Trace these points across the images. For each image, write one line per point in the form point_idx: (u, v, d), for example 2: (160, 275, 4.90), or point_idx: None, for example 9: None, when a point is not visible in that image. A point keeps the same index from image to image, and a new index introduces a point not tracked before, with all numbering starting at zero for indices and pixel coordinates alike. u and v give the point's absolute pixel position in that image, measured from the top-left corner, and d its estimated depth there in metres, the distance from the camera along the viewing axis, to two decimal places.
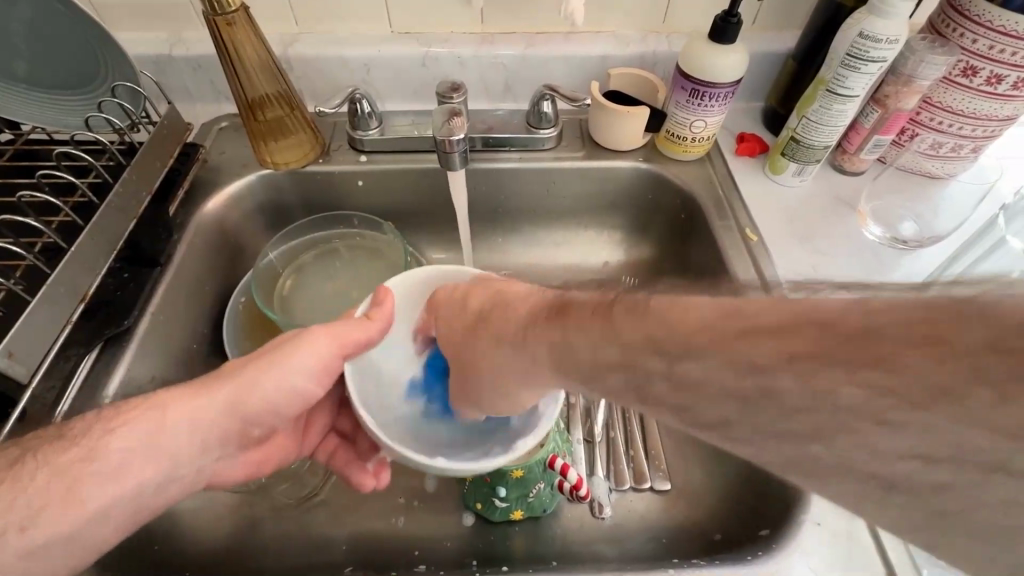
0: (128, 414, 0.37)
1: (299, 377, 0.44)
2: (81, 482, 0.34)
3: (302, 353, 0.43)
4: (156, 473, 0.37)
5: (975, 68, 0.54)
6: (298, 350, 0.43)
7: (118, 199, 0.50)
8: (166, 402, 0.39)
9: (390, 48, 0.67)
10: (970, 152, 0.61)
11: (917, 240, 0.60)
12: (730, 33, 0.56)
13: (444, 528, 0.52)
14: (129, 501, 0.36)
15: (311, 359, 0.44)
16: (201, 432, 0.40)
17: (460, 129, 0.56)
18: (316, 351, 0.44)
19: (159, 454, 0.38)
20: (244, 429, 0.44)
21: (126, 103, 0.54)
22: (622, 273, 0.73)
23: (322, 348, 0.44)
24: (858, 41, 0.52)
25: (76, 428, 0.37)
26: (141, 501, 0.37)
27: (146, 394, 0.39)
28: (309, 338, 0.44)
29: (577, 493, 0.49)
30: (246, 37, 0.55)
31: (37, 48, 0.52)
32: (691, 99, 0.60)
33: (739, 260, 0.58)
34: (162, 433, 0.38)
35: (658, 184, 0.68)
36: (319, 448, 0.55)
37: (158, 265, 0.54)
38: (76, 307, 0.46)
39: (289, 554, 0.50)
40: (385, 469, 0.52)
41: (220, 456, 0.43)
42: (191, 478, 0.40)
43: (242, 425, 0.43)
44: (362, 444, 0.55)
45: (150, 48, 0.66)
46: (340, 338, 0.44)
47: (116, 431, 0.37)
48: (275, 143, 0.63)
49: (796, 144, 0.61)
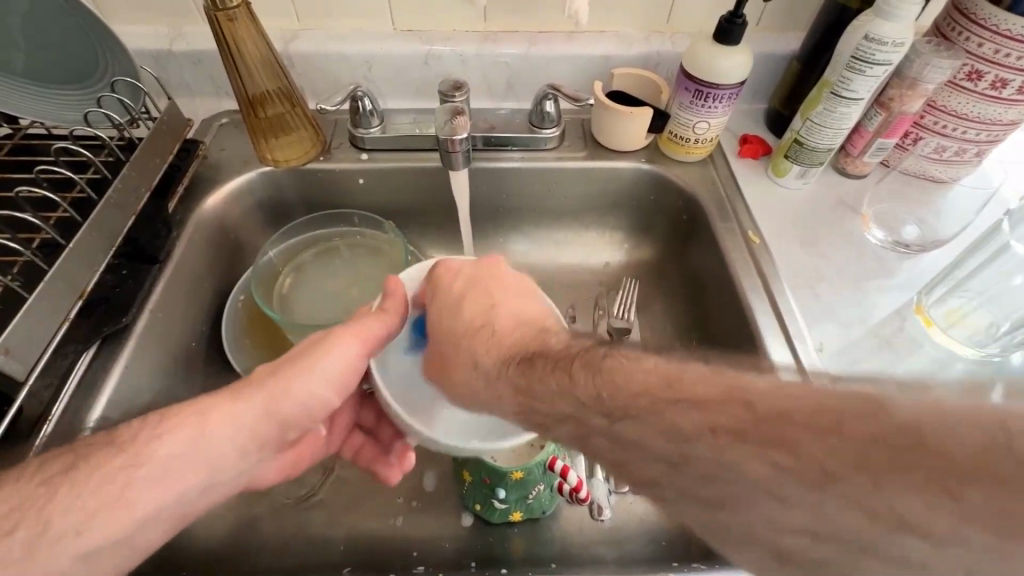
0: (171, 422, 0.37)
1: (328, 380, 0.42)
2: (131, 487, 0.35)
3: (332, 357, 0.42)
4: (196, 481, 0.37)
5: (980, 72, 0.54)
6: (327, 353, 0.42)
7: (117, 195, 0.49)
8: (204, 410, 0.38)
9: (392, 45, 0.67)
10: (974, 156, 0.61)
11: (920, 244, 0.60)
12: (735, 34, 0.56)
13: (443, 529, 0.52)
14: (170, 508, 0.36)
15: (340, 362, 0.42)
16: (241, 439, 0.39)
17: (463, 127, 0.56)
18: (345, 354, 0.42)
19: (201, 462, 0.38)
20: (281, 434, 0.43)
21: (126, 99, 0.54)
22: (624, 274, 0.73)
23: (351, 350, 0.43)
24: (863, 43, 0.52)
25: (124, 434, 0.36)
26: (183, 505, 0.37)
27: (184, 401, 0.38)
28: (336, 340, 0.42)
29: (577, 495, 0.48)
30: (248, 33, 0.54)
31: (35, 43, 0.52)
32: (695, 100, 0.60)
33: (742, 262, 0.58)
34: (205, 441, 0.38)
35: (661, 185, 0.67)
36: (344, 444, 0.55)
37: (157, 262, 0.54)
38: (74, 304, 0.45)
39: (289, 554, 0.50)
40: (411, 453, 0.52)
41: (259, 461, 0.43)
42: (229, 483, 0.41)
43: (280, 432, 0.42)
44: (384, 436, 0.55)
45: (150, 42, 0.65)
46: (366, 337, 0.43)
47: (160, 439, 0.36)
48: (276, 140, 0.62)
49: (799, 146, 0.61)
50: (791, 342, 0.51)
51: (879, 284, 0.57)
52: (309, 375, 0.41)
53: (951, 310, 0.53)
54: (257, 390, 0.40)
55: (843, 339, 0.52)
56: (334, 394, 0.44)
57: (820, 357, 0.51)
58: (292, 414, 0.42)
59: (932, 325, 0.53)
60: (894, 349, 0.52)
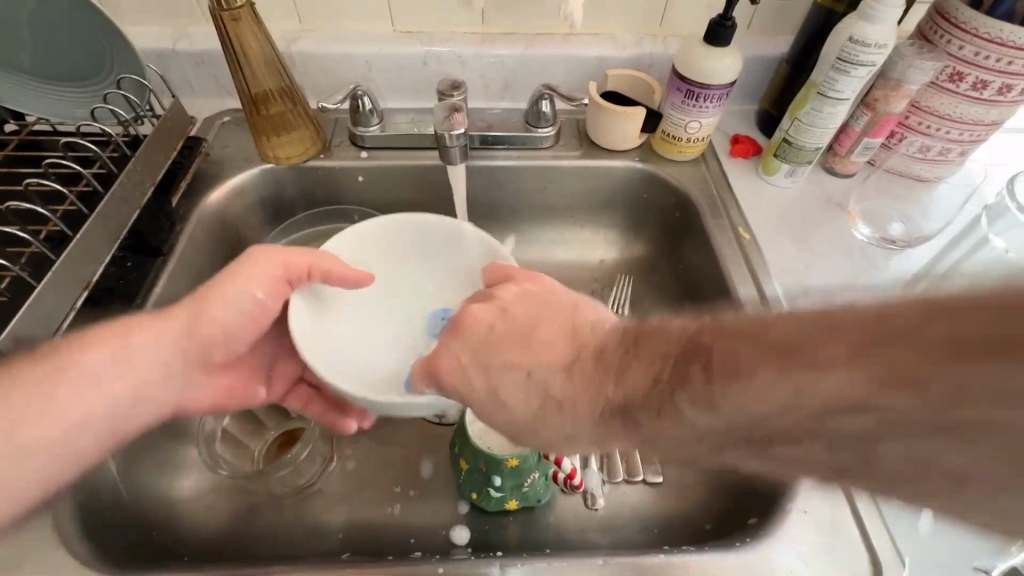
0: (94, 342, 0.39)
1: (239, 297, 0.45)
2: (57, 395, 0.37)
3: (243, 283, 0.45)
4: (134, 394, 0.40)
5: (962, 74, 0.56)
6: (244, 282, 0.45)
7: (122, 189, 0.51)
8: (127, 330, 0.41)
9: (391, 46, 0.68)
10: (957, 155, 0.63)
11: (906, 240, 0.61)
12: (725, 36, 0.57)
13: (440, 517, 0.53)
14: (102, 425, 0.38)
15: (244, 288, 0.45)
16: (158, 364, 0.42)
17: (461, 125, 0.57)
18: (262, 280, 0.45)
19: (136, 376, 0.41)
20: (205, 355, 0.45)
21: (132, 95, 0.55)
22: (618, 270, 0.74)
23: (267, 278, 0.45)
24: (847, 45, 0.53)
25: (48, 349, 0.38)
26: (117, 425, 0.40)
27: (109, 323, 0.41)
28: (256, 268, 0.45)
29: (571, 482, 0.51)
30: (251, 32, 0.56)
31: (41, 40, 0.53)
32: (687, 100, 0.62)
33: (733, 257, 0.59)
34: (137, 357, 0.41)
35: (654, 184, 0.69)
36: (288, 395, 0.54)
37: (161, 256, 0.55)
38: (81, 294, 0.46)
39: (290, 539, 0.51)
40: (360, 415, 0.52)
41: (189, 387, 0.45)
42: (162, 406, 0.43)
43: (201, 352, 0.45)
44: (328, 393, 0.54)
45: (155, 42, 0.67)
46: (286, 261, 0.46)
47: (88, 350, 0.39)
48: (278, 138, 0.64)
49: (788, 145, 0.62)
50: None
51: (865, 279, 0.59)
52: (221, 294, 0.44)
53: None
54: (174, 312, 0.43)
55: None
56: (257, 317, 0.46)
57: None
58: (210, 334, 0.44)
59: None
60: None
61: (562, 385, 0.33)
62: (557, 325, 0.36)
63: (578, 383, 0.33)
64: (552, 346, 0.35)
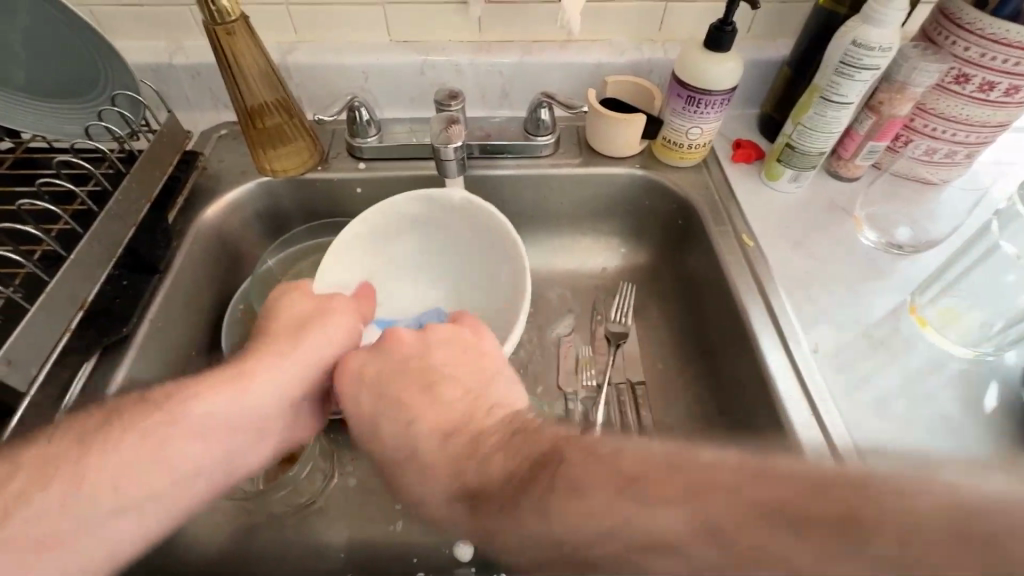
0: (209, 389, 0.41)
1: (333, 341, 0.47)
2: (177, 442, 0.38)
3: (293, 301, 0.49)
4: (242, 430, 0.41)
5: (968, 76, 0.55)
6: (332, 318, 0.48)
7: (117, 207, 0.50)
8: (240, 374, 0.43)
9: (388, 56, 0.68)
10: (964, 158, 0.62)
11: (913, 245, 0.60)
12: (726, 41, 0.57)
13: (443, 535, 0.52)
14: (215, 464, 0.40)
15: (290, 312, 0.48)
16: (279, 396, 0.44)
17: (458, 136, 0.57)
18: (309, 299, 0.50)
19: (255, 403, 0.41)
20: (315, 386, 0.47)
21: (126, 112, 0.54)
22: (620, 278, 0.73)
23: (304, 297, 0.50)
24: (851, 49, 0.53)
25: (161, 397, 0.40)
26: (228, 464, 0.41)
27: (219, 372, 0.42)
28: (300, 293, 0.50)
29: None
30: (246, 46, 0.55)
31: (36, 57, 0.53)
32: (687, 106, 0.61)
33: (737, 265, 0.58)
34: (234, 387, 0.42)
35: (655, 190, 0.68)
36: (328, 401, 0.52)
37: (158, 273, 0.55)
38: (75, 315, 0.46)
39: (289, 561, 0.50)
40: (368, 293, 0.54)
41: (299, 415, 0.47)
42: (273, 436, 0.44)
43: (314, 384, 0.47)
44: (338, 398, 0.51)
45: (151, 56, 0.66)
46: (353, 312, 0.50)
47: (203, 398, 0.40)
48: (275, 151, 0.63)
49: (791, 150, 0.62)
50: (785, 342, 0.52)
51: (873, 285, 0.57)
52: (315, 334, 0.47)
53: (946, 309, 0.54)
54: (280, 352, 0.45)
55: (838, 339, 0.53)
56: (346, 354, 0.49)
57: (819, 366, 0.51)
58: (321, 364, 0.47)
59: (926, 325, 0.54)
60: (889, 350, 0.53)
61: (433, 445, 0.37)
62: (460, 388, 0.40)
63: (446, 446, 0.36)
64: (448, 405, 0.39)
